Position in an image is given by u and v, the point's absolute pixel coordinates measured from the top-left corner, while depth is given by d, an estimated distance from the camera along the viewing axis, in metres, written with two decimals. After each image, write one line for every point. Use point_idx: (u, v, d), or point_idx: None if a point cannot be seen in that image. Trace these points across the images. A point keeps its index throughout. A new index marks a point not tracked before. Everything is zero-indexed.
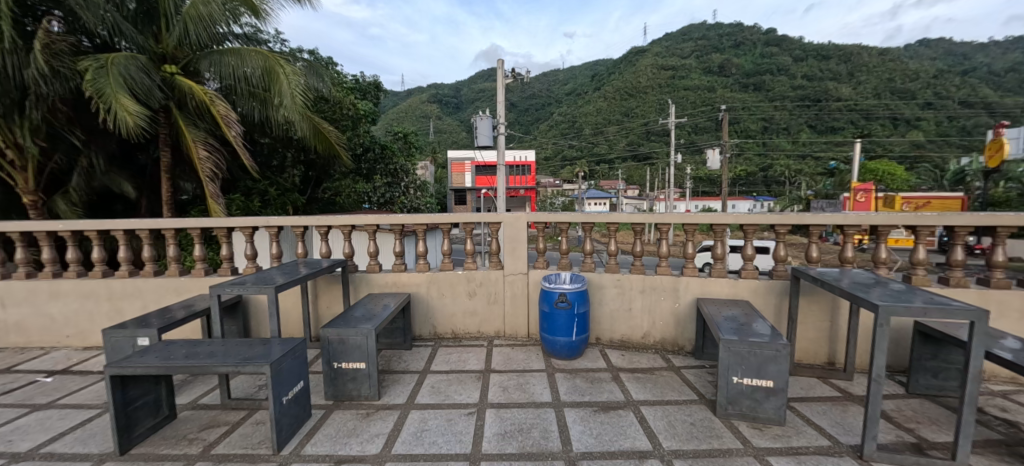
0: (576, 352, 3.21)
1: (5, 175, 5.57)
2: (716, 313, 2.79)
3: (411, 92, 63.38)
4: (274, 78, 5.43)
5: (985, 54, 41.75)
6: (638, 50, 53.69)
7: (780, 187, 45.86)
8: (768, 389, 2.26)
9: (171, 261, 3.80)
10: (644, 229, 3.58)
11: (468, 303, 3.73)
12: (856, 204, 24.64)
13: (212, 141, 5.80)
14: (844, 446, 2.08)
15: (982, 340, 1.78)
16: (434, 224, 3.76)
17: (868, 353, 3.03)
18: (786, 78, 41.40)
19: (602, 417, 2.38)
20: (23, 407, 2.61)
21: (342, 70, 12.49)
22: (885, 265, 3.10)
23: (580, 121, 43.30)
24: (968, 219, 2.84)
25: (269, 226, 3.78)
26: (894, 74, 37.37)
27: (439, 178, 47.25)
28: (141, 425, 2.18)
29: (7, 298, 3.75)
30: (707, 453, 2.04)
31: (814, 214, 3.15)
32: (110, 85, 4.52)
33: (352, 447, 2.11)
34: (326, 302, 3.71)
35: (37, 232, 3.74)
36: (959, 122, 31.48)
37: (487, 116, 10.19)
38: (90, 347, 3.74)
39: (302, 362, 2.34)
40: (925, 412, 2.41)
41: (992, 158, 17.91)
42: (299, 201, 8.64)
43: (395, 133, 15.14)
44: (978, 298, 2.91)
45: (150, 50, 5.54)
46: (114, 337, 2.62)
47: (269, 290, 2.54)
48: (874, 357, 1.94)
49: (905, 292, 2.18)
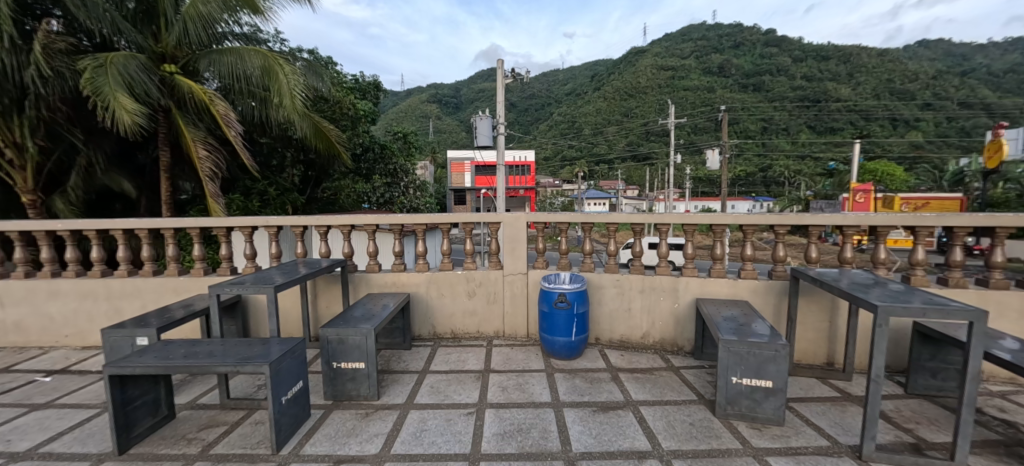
0: (575, 352, 3.21)
1: (5, 175, 5.57)
2: (715, 313, 2.80)
3: (411, 92, 63.40)
4: (273, 77, 5.42)
5: (984, 55, 41.76)
6: (638, 50, 53.70)
7: (780, 187, 45.87)
8: (768, 389, 2.26)
9: (170, 261, 3.79)
10: (644, 229, 3.57)
11: (468, 302, 3.73)
12: (856, 204, 24.70)
13: (212, 140, 5.79)
14: (844, 446, 2.08)
15: (981, 341, 1.78)
16: (434, 224, 3.76)
17: (867, 353, 3.03)
18: (786, 78, 41.41)
19: (602, 417, 2.38)
20: (21, 407, 2.60)
21: (342, 70, 12.48)
22: (885, 265, 3.10)
23: (580, 121, 43.30)
24: (968, 219, 2.83)
25: (268, 225, 3.77)
26: (894, 75, 37.41)
27: (439, 178, 47.37)
28: (140, 425, 2.18)
29: (6, 297, 3.75)
30: (706, 453, 2.04)
31: (814, 214, 3.14)
32: (109, 83, 4.51)
33: (351, 447, 2.11)
34: (326, 301, 3.70)
35: (36, 231, 3.74)
36: (959, 122, 31.53)
37: (487, 116, 10.17)
38: (89, 347, 3.73)
39: (302, 362, 2.33)
40: (924, 412, 2.41)
41: (992, 158, 17.91)
42: (299, 201, 8.62)
43: (395, 133, 15.14)
44: (977, 299, 2.91)
45: (150, 50, 5.53)
46: (114, 336, 2.62)
47: (269, 290, 2.53)
48: (873, 357, 1.94)
49: (905, 292, 2.18)
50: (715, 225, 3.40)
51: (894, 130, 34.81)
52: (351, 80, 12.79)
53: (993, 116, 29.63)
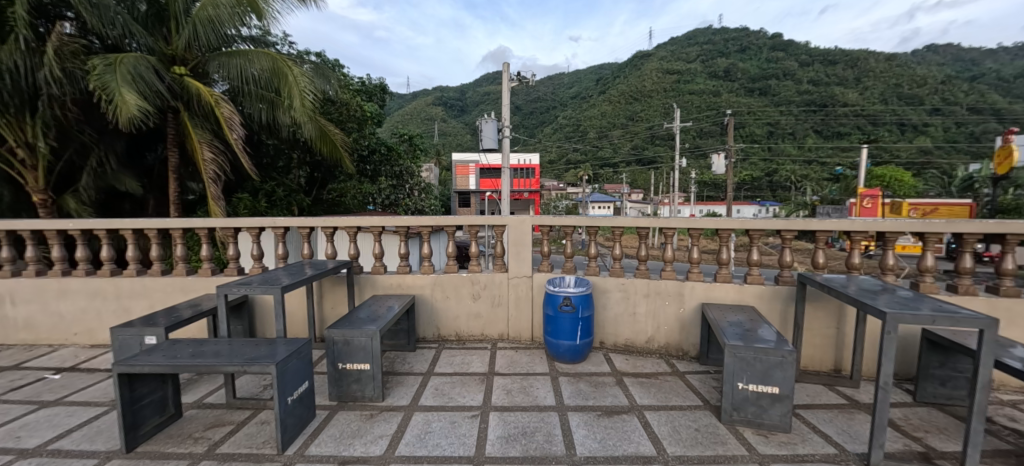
0: (579, 356, 3.20)
1: (17, 175, 5.67)
2: (720, 319, 2.77)
3: (416, 95, 63.67)
4: (282, 78, 5.46)
5: (995, 60, 41.25)
6: (643, 54, 53.65)
7: (786, 193, 45.43)
8: (774, 395, 2.25)
9: (178, 261, 3.82)
10: (650, 233, 3.52)
11: (472, 305, 3.73)
12: (862, 211, 24.49)
13: (217, 142, 5.82)
14: (852, 453, 2.06)
15: (992, 349, 1.76)
16: (438, 226, 3.75)
17: (874, 360, 3.01)
18: (792, 83, 41.13)
19: (605, 422, 2.37)
20: (31, 404, 2.64)
21: (348, 73, 12.58)
22: (893, 272, 3.04)
23: (584, 124, 43.37)
24: (977, 225, 2.80)
25: (275, 226, 3.79)
26: (902, 80, 37.01)
27: (444, 181, 47.67)
28: (147, 423, 2.20)
29: (16, 295, 3.79)
30: (711, 459, 2.02)
31: (822, 221, 3.12)
32: (116, 81, 4.56)
33: (355, 448, 2.12)
34: (331, 302, 3.73)
35: (47, 231, 3.78)
36: (967, 128, 31.16)
37: (492, 118, 9.97)
38: (97, 345, 3.77)
39: (308, 363, 2.34)
40: (933, 420, 2.39)
41: (998, 165, 17.99)
42: (303, 202, 8.71)
43: (401, 136, 15.33)
44: (989, 306, 2.87)
45: (160, 52, 5.62)
46: (123, 335, 2.63)
47: (275, 290, 2.55)
48: (882, 365, 1.92)
49: (913, 299, 2.16)
50: (721, 229, 3.38)
51: (903, 135, 34.46)
52: (356, 82, 12.84)
53: (1003, 122, 29.20)
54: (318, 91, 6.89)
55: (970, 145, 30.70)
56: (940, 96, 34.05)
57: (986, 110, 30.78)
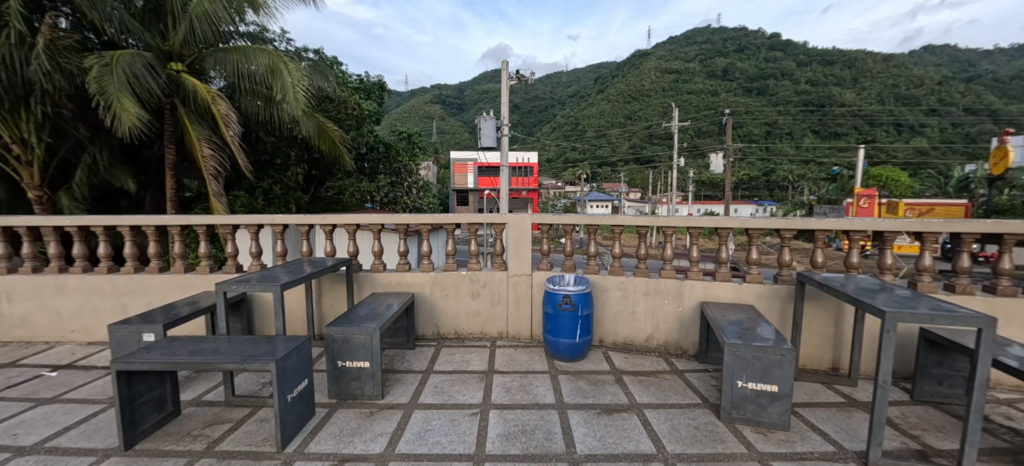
0: (579, 354, 3.21)
1: (12, 170, 5.63)
2: (720, 317, 2.79)
3: (416, 93, 63.58)
4: (278, 75, 5.42)
5: (991, 61, 41.56)
6: (642, 53, 53.78)
7: (784, 192, 45.53)
8: (773, 393, 2.26)
9: (176, 258, 3.81)
10: (650, 233, 3.52)
11: (472, 303, 3.73)
12: (859, 211, 24.52)
13: (216, 139, 5.80)
14: (849, 452, 2.08)
15: (989, 348, 1.77)
16: (438, 224, 3.73)
17: (872, 359, 3.02)
18: (790, 82, 41.30)
19: (605, 419, 2.38)
20: (29, 401, 2.63)
21: (347, 70, 12.54)
22: (891, 271, 3.07)
23: (583, 123, 43.18)
24: (973, 226, 2.83)
25: (273, 224, 3.76)
26: (899, 81, 37.25)
27: (443, 179, 47.60)
28: (145, 421, 2.18)
29: (12, 292, 3.76)
30: (711, 456, 2.03)
31: (822, 220, 3.14)
32: (113, 83, 4.53)
33: (356, 446, 2.11)
34: (330, 300, 3.72)
35: (44, 227, 3.75)
36: (964, 128, 31.34)
37: (491, 117, 9.93)
38: (95, 343, 3.75)
39: (307, 360, 2.34)
40: (930, 419, 2.40)
41: (997, 166, 16.96)
42: (302, 200, 8.70)
43: (400, 134, 15.27)
44: (987, 306, 2.88)
45: (157, 48, 5.55)
46: (121, 332, 2.62)
47: (275, 287, 2.54)
48: (881, 363, 1.93)
49: (911, 299, 2.15)
50: (719, 228, 3.38)
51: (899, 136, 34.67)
52: (355, 80, 12.83)
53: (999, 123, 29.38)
54: (316, 88, 6.84)
55: (966, 145, 30.94)
56: (936, 97, 34.27)
57: (983, 110, 30.95)
